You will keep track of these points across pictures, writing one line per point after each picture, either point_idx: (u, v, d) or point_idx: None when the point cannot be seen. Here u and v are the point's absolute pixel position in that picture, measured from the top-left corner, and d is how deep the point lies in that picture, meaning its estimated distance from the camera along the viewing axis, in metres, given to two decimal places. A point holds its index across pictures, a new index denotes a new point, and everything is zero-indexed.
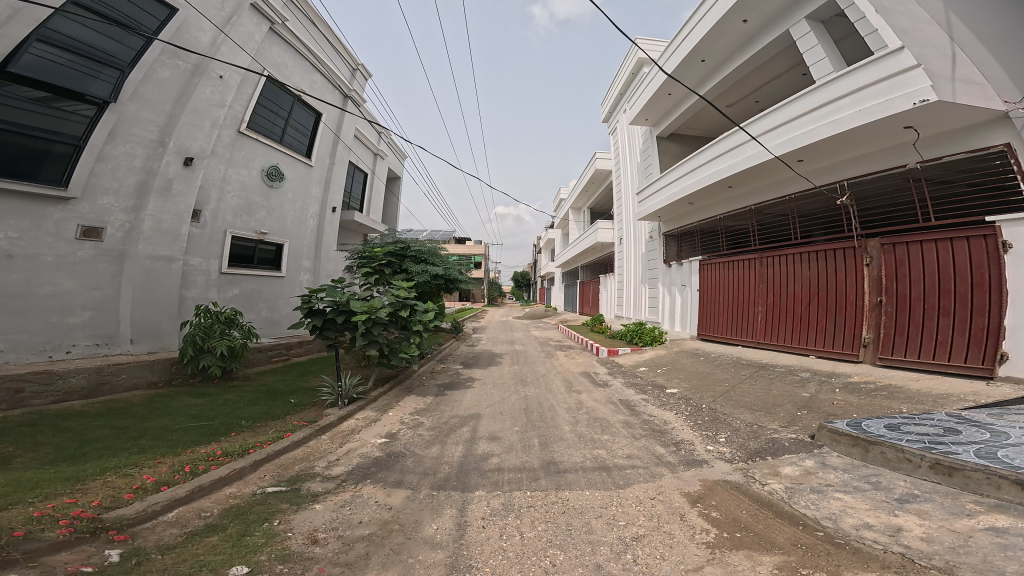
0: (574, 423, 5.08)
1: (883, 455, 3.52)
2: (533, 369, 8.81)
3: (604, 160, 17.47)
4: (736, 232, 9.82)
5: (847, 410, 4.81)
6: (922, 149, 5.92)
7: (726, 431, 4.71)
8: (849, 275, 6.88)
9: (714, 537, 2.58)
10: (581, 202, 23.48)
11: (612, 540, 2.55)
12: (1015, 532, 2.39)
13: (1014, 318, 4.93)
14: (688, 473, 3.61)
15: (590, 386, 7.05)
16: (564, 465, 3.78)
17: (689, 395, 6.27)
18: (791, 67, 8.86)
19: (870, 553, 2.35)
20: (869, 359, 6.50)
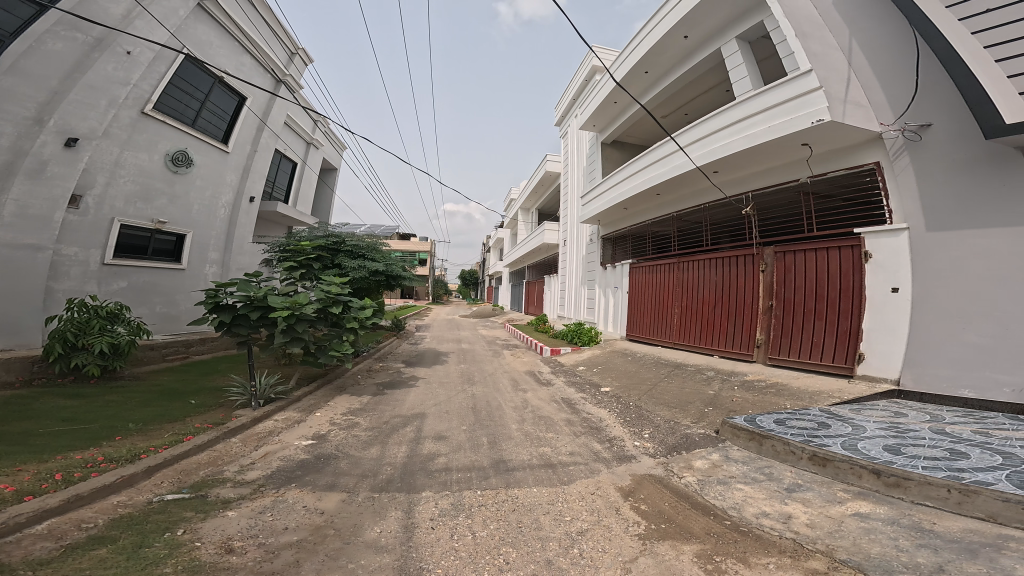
0: (521, 421, 5.17)
1: (772, 447, 3.95)
2: (481, 368, 8.84)
3: (554, 163, 17.83)
4: (660, 237, 10.48)
5: (748, 405, 5.34)
6: (814, 164, 6.66)
7: (650, 427, 5.04)
8: (747, 280, 7.62)
9: (645, 529, 2.77)
10: (530, 203, 23.78)
11: (560, 535, 2.65)
12: (875, 517, 2.82)
13: (870, 321, 5.73)
14: (621, 468, 3.83)
15: (535, 385, 7.22)
16: (512, 463, 3.86)
17: (621, 393, 6.62)
18: (717, 83, 9.61)
19: (768, 540, 2.64)
20: (761, 358, 7.25)
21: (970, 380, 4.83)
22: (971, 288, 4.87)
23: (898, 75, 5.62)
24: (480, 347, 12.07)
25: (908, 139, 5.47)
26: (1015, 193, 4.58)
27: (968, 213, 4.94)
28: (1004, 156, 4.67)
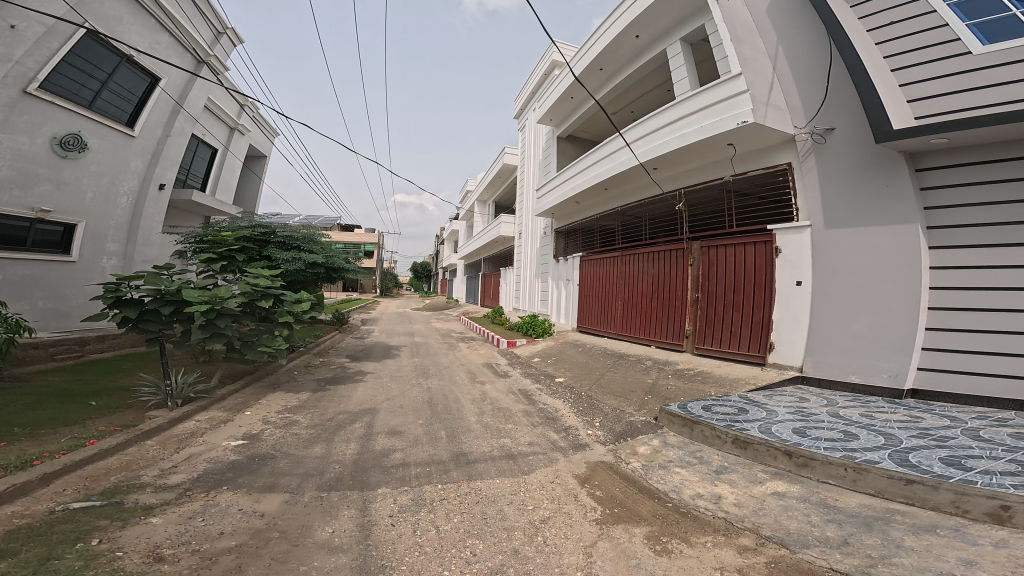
0: (479, 413, 5.17)
1: (702, 432, 4.20)
2: (435, 361, 8.71)
3: (511, 156, 17.80)
4: (606, 231, 10.77)
5: (687, 392, 5.66)
6: (736, 164, 7.10)
7: (599, 415, 5.20)
8: (677, 272, 7.99)
9: (601, 514, 2.87)
10: (487, 195, 23.64)
11: (524, 524, 2.69)
12: (790, 495, 3.10)
13: (779, 312, 6.24)
14: (577, 456, 3.92)
15: (492, 376, 7.26)
16: (472, 456, 3.86)
17: (574, 382, 6.80)
18: (661, 83, 9.95)
19: (704, 520, 2.84)
20: (689, 348, 7.64)
21: (861, 365, 5.49)
22: (863, 284, 5.49)
23: (811, 80, 6.05)
24: (434, 340, 11.91)
25: (816, 141, 5.91)
26: (900, 199, 5.23)
27: (862, 215, 5.51)
28: (892, 164, 5.29)
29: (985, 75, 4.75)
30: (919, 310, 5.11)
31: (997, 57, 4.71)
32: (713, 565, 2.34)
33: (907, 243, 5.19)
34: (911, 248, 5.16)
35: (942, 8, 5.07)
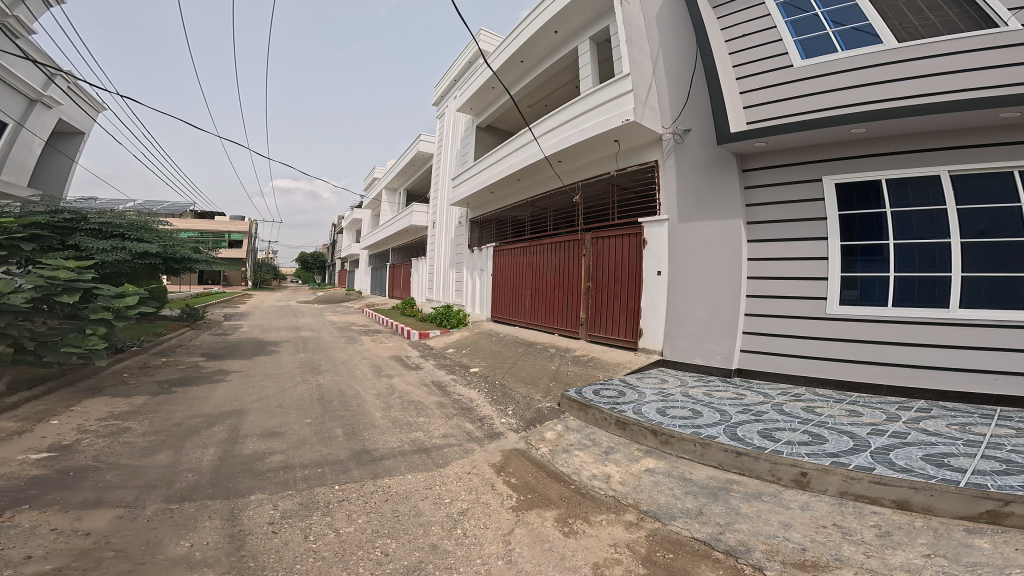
0: (386, 408, 4.79)
1: (594, 415, 4.26)
2: (330, 357, 7.96)
3: (426, 144, 17.05)
4: (517, 222, 10.78)
5: (586, 377, 5.81)
6: (620, 160, 7.34)
7: (512, 404, 5.09)
8: (574, 262, 8.19)
9: (518, 501, 2.78)
10: (397, 183, 22.53)
11: (442, 518, 2.53)
12: (660, 471, 3.30)
13: (646, 300, 6.57)
14: (492, 445, 3.73)
15: (401, 370, 6.85)
16: (379, 453, 3.54)
17: (488, 372, 6.71)
18: (569, 82, 10.37)
19: (599, 499, 2.89)
20: (583, 335, 7.86)
21: (699, 348, 5.97)
22: (700, 272, 5.96)
23: (679, 83, 6.35)
24: (329, 335, 10.93)
25: (675, 142, 6.32)
26: (729, 195, 5.72)
27: (701, 209, 5.98)
28: (728, 164, 5.73)
29: (800, 86, 5.25)
30: (737, 297, 5.64)
31: (810, 70, 5.22)
32: (610, 543, 2.41)
33: (731, 235, 5.70)
34: (735, 241, 5.67)
35: (777, 22, 5.62)
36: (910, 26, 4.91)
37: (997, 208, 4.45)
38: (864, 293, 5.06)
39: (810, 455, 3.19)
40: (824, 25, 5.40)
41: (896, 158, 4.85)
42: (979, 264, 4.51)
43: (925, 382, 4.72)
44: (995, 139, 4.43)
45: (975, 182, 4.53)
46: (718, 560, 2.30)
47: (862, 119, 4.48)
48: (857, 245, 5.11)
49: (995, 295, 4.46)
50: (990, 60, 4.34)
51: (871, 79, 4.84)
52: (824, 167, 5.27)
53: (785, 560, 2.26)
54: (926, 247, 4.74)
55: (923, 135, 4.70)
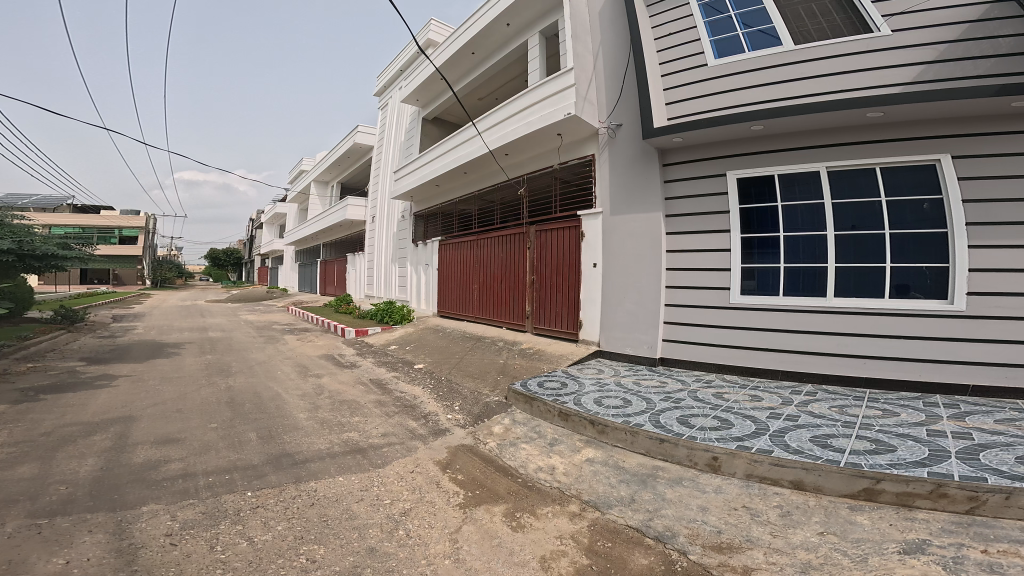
0: (313, 410, 4.34)
1: (539, 407, 4.05)
2: (246, 359, 7.11)
3: (365, 135, 16.08)
4: (462, 215, 9.64)
5: (532, 368, 5.42)
6: (562, 152, 6.83)
7: (458, 399, 4.68)
8: (518, 255, 7.55)
9: (465, 498, 2.62)
10: (329, 176, 21.14)
11: (380, 520, 2.32)
12: (601, 461, 3.23)
13: (587, 293, 6.21)
14: (438, 441, 3.50)
15: (333, 369, 6.28)
16: (302, 456, 3.16)
17: (434, 367, 6.01)
18: (519, 76, 9.58)
19: (546, 492, 2.79)
20: (530, 328, 7.27)
21: (628, 337, 5.72)
22: (631, 267, 5.70)
23: (614, 77, 6.03)
24: (246, 335, 9.87)
25: (608, 138, 6.01)
26: (650, 189, 5.52)
27: (627, 202, 5.74)
28: (649, 158, 5.54)
29: (711, 84, 5.15)
30: (656, 288, 5.45)
31: (721, 69, 5.09)
32: (555, 535, 2.35)
33: (650, 227, 5.52)
34: (654, 232, 5.49)
35: (694, 21, 5.44)
36: (806, 30, 4.85)
37: (865, 203, 4.50)
38: (761, 283, 4.99)
39: (718, 439, 3.27)
40: (735, 26, 5.26)
41: (790, 154, 4.78)
42: (849, 255, 4.57)
43: (811, 365, 4.69)
44: (872, 136, 4.43)
45: (851, 177, 4.55)
46: (650, 546, 2.36)
47: (756, 117, 4.38)
48: (755, 238, 5.04)
49: (863, 284, 4.53)
50: (865, 65, 4.39)
51: (769, 76, 4.83)
52: (728, 162, 5.12)
53: (704, 544, 2.37)
54: (807, 239, 4.76)
55: (816, 132, 4.65)
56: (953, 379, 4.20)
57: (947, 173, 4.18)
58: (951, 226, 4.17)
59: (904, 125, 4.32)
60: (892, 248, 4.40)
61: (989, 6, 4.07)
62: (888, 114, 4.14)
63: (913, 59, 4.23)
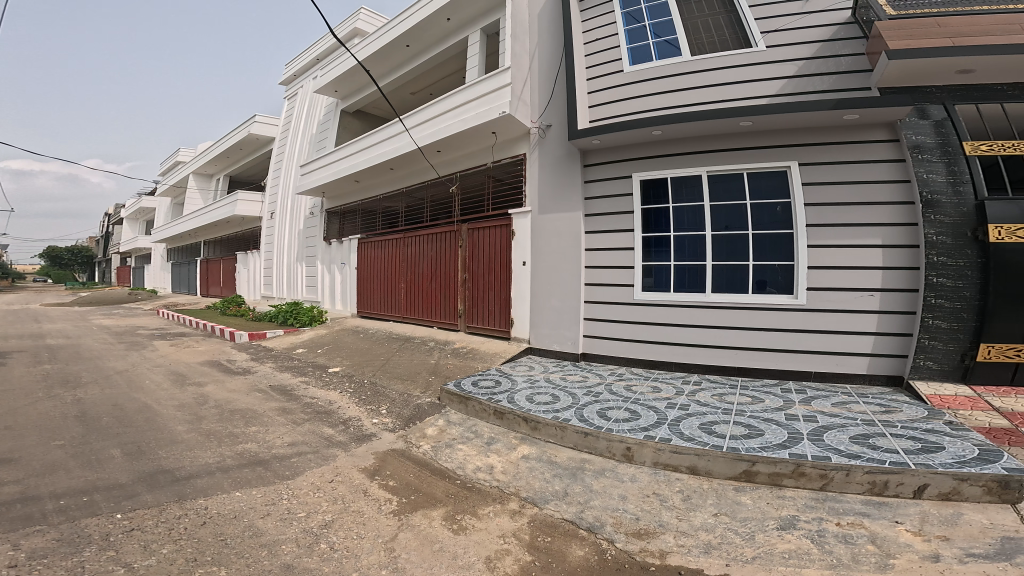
0: (198, 421, 3.67)
1: (473, 407, 3.89)
2: (103, 367, 5.87)
3: (264, 126, 14.55)
4: (388, 213, 8.77)
5: (466, 368, 5.08)
6: (497, 151, 6.25)
7: (385, 401, 4.28)
8: (448, 253, 6.97)
9: (397, 504, 2.39)
10: (216, 168, 18.73)
11: (297, 534, 2.01)
12: (537, 458, 3.17)
13: (516, 290, 5.83)
14: (361, 448, 3.16)
15: (221, 376, 5.40)
16: (188, 471, 2.64)
17: (352, 370, 5.46)
18: (458, 71, 8.59)
19: (485, 491, 2.67)
20: (463, 327, 6.72)
21: (554, 334, 5.46)
22: (558, 267, 5.38)
23: (546, 77, 5.59)
24: (101, 342, 8.19)
25: (537, 137, 5.63)
26: (571, 188, 5.26)
27: (554, 199, 5.41)
28: (571, 158, 5.26)
29: (626, 89, 4.82)
30: (576, 284, 5.23)
31: (636, 75, 4.79)
32: (497, 534, 2.25)
33: (570, 226, 5.26)
34: (573, 232, 5.24)
35: (612, 28, 5.10)
36: (699, 43, 4.70)
37: (730, 205, 4.52)
38: (658, 280, 4.87)
39: (629, 429, 3.34)
40: (646, 36, 4.96)
41: (682, 158, 4.68)
42: (722, 253, 4.57)
43: (698, 357, 4.65)
44: (748, 143, 4.40)
45: (725, 181, 4.54)
46: (584, 538, 2.37)
47: (654, 124, 4.26)
48: (651, 236, 4.88)
49: (732, 280, 4.55)
50: (738, 77, 4.32)
51: (665, 80, 4.63)
52: (632, 165, 4.94)
53: (627, 531, 2.44)
54: (688, 240, 4.70)
55: (703, 137, 4.55)
56: (801, 366, 4.31)
57: (795, 178, 4.26)
58: (796, 228, 4.27)
59: (775, 133, 4.31)
60: (754, 247, 4.44)
61: (841, 25, 4.07)
62: (758, 123, 4.11)
63: (777, 74, 4.22)
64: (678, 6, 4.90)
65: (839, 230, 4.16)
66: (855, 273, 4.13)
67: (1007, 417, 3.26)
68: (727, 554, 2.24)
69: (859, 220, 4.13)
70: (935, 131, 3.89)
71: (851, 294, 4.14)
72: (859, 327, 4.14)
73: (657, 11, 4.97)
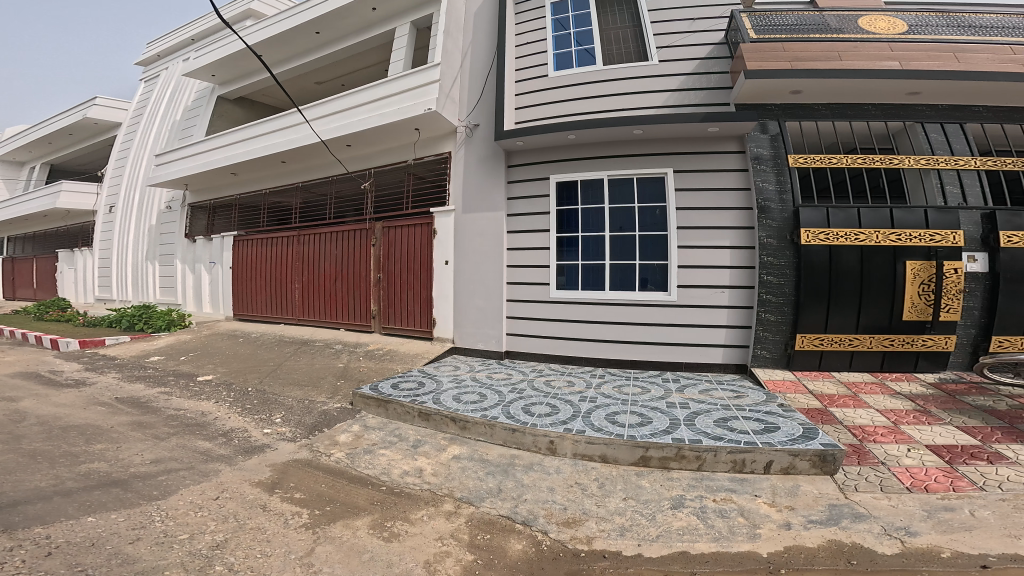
0: (11, 440, 2.76)
1: (394, 410, 3.57)
2: None
3: (107, 110, 12.04)
4: (278, 209, 7.86)
5: (381, 370, 4.66)
6: (418, 149, 5.99)
7: (280, 409, 3.70)
8: (358, 253, 6.45)
9: (309, 517, 2.08)
10: (29, 154, 14.94)
11: (183, 557, 1.68)
12: (467, 457, 3.00)
13: (439, 289, 5.64)
14: (253, 460, 2.69)
15: (40, 389, 4.17)
16: (5, 500, 1.99)
17: (231, 377, 4.64)
18: (380, 63, 7.81)
19: (415, 495, 2.45)
20: (376, 328, 6.29)
21: (478, 332, 5.40)
22: (483, 265, 5.34)
23: (478, 76, 5.57)
24: None
25: (464, 135, 5.56)
26: (495, 187, 5.28)
27: (477, 199, 5.39)
28: (496, 158, 5.28)
29: (549, 95, 5.07)
30: (499, 283, 5.25)
31: (561, 80, 5.05)
32: (435, 537, 2.08)
33: (493, 226, 5.28)
34: (497, 232, 5.26)
35: (540, 33, 5.31)
36: (610, 54, 5.07)
37: (622, 208, 4.83)
38: (569, 279, 5.05)
39: (551, 423, 3.34)
40: (570, 43, 5.23)
41: (596, 161, 4.89)
42: (618, 252, 4.86)
43: (602, 352, 4.90)
44: (639, 150, 4.75)
45: (619, 184, 4.85)
46: (521, 531, 2.27)
47: (571, 129, 4.48)
48: (563, 237, 5.07)
49: (624, 277, 4.85)
50: (633, 91, 4.76)
51: (583, 90, 4.93)
52: (553, 166, 5.07)
53: (558, 521, 2.40)
54: (591, 240, 4.96)
55: (608, 143, 4.85)
56: (674, 358, 4.70)
57: (671, 185, 4.65)
58: (669, 230, 4.66)
59: (657, 142, 4.70)
60: (640, 247, 4.79)
61: (714, 45, 4.69)
62: (649, 133, 4.50)
63: (662, 87, 4.70)
64: (599, 17, 5.21)
65: (702, 233, 4.59)
66: (715, 272, 4.57)
67: (818, 399, 3.82)
68: (640, 534, 2.32)
69: (713, 224, 4.58)
70: (770, 144, 4.45)
71: (712, 291, 4.58)
72: (719, 321, 4.58)
73: (582, 19, 5.24)
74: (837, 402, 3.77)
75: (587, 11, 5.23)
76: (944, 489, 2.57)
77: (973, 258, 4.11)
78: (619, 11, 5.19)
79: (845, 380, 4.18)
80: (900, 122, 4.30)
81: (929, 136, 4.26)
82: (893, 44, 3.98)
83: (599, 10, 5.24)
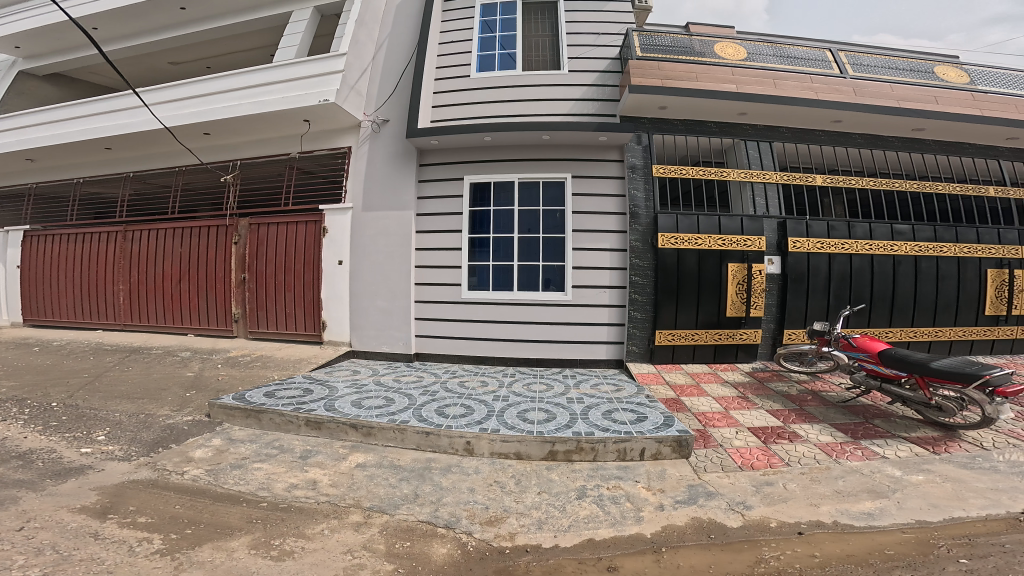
0: None
1: (272, 420, 3.04)
2: None
3: None
4: (99, 201, 6.38)
5: (251, 378, 3.94)
6: (305, 142, 5.45)
7: (102, 426, 2.92)
8: (216, 252, 5.57)
9: (162, 543, 1.71)
10: None
11: None
12: (372, 464, 2.65)
13: (329, 289, 5.16)
14: (68, 486, 2.13)
15: None
16: None
17: (18, 391, 3.54)
18: (265, 48, 7.00)
19: (309, 509, 2.07)
20: (241, 333, 5.49)
21: (384, 336, 5.05)
22: (384, 264, 5.03)
23: (391, 72, 5.37)
24: None
25: (370, 131, 5.25)
26: (404, 185, 5.06)
27: (381, 197, 5.10)
28: (407, 157, 5.09)
29: (466, 99, 5.20)
30: (406, 283, 4.98)
31: (483, 83, 5.24)
32: (342, 550, 1.79)
33: (400, 226, 5.02)
34: (403, 232, 5.01)
35: (466, 34, 5.48)
36: (530, 61, 5.50)
37: (529, 210, 5.05)
38: (480, 280, 5.04)
39: (466, 424, 3.16)
40: (495, 46, 5.48)
41: (507, 164, 5.06)
42: (524, 254, 5.04)
43: (503, 352, 4.93)
44: (543, 154, 5.06)
45: (528, 188, 5.08)
46: (444, 535, 2.04)
47: (486, 130, 4.58)
48: (476, 238, 5.07)
49: (528, 276, 5.02)
50: (541, 102, 5.13)
51: (505, 96, 5.17)
52: (466, 167, 5.09)
53: (481, 520, 2.22)
54: (501, 241, 5.06)
55: (519, 147, 5.05)
56: (566, 354, 4.94)
57: (568, 189, 5.03)
58: (566, 232, 5.01)
59: (556, 147, 5.06)
60: (543, 248, 5.04)
61: (608, 60, 5.26)
62: (555, 138, 4.85)
63: (565, 96, 5.16)
64: (522, 23, 5.60)
65: (584, 236, 5.00)
66: (600, 272, 4.98)
67: (673, 390, 4.30)
68: (555, 525, 2.25)
69: (596, 227, 5.02)
70: (642, 155, 5.05)
71: (593, 292, 4.96)
72: (606, 318, 4.98)
73: (508, 25, 5.55)
74: (686, 392, 4.29)
75: (513, 16, 5.57)
76: (764, 466, 2.92)
77: (770, 261, 5.16)
78: (539, 20, 5.63)
79: (691, 371, 4.80)
80: (730, 138, 5.33)
81: (749, 153, 5.32)
82: (734, 70, 4.90)
83: (523, 17, 5.64)
